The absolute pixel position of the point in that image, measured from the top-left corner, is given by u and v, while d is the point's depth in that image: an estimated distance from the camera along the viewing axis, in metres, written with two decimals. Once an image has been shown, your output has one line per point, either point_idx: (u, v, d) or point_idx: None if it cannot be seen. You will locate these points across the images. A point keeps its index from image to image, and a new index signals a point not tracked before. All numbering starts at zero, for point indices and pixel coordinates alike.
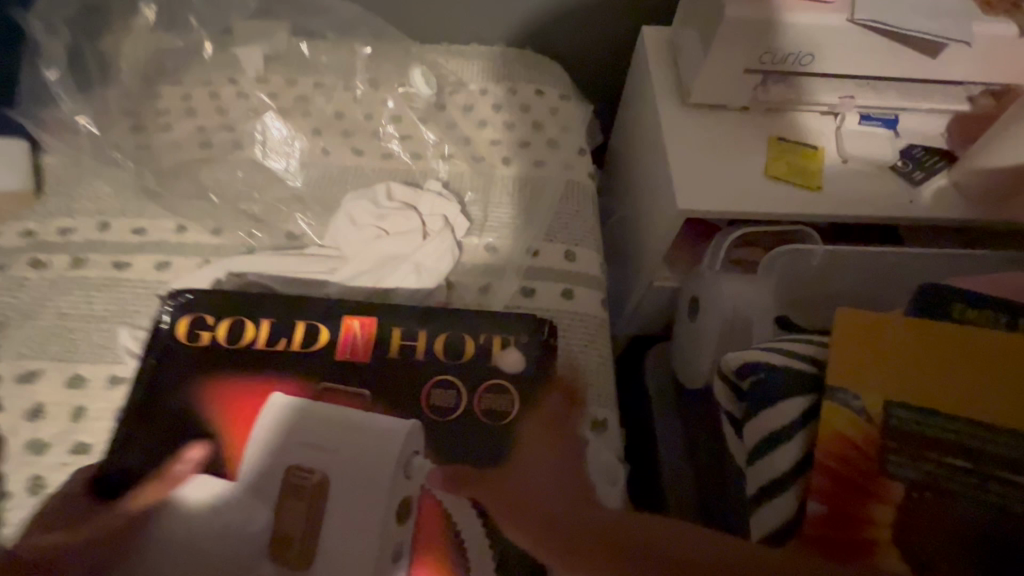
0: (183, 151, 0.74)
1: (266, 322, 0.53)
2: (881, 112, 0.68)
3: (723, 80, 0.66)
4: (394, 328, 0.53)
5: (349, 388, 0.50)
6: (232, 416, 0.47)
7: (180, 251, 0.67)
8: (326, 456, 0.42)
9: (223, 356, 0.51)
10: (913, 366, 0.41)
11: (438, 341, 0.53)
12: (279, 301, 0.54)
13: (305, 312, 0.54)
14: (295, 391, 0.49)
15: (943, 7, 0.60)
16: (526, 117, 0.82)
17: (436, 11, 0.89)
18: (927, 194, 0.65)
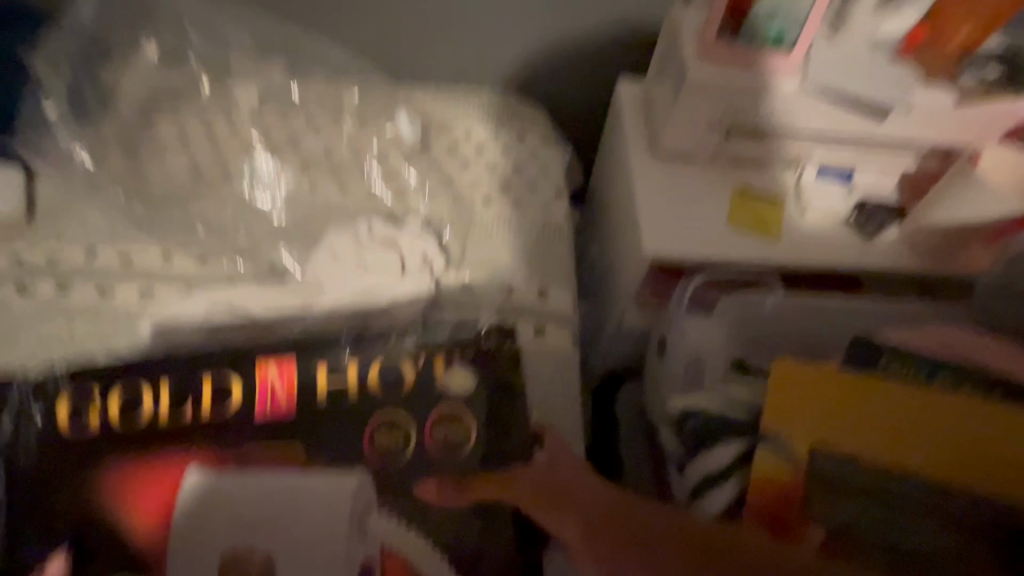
0: (174, 182, 0.77)
1: (199, 388, 0.58)
2: (840, 166, 0.71)
3: (689, 134, 0.71)
4: (318, 364, 0.60)
5: (275, 442, 0.57)
6: (144, 498, 0.53)
7: (164, 279, 0.69)
8: (271, 527, 0.49)
9: (129, 440, 0.56)
10: (844, 417, 0.48)
11: (371, 375, 0.60)
12: (215, 362, 0.60)
13: (241, 369, 0.59)
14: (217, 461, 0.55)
15: (888, 76, 0.65)
16: (507, 159, 0.86)
17: (425, 55, 0.93)
18: (876, 246, 0.69)
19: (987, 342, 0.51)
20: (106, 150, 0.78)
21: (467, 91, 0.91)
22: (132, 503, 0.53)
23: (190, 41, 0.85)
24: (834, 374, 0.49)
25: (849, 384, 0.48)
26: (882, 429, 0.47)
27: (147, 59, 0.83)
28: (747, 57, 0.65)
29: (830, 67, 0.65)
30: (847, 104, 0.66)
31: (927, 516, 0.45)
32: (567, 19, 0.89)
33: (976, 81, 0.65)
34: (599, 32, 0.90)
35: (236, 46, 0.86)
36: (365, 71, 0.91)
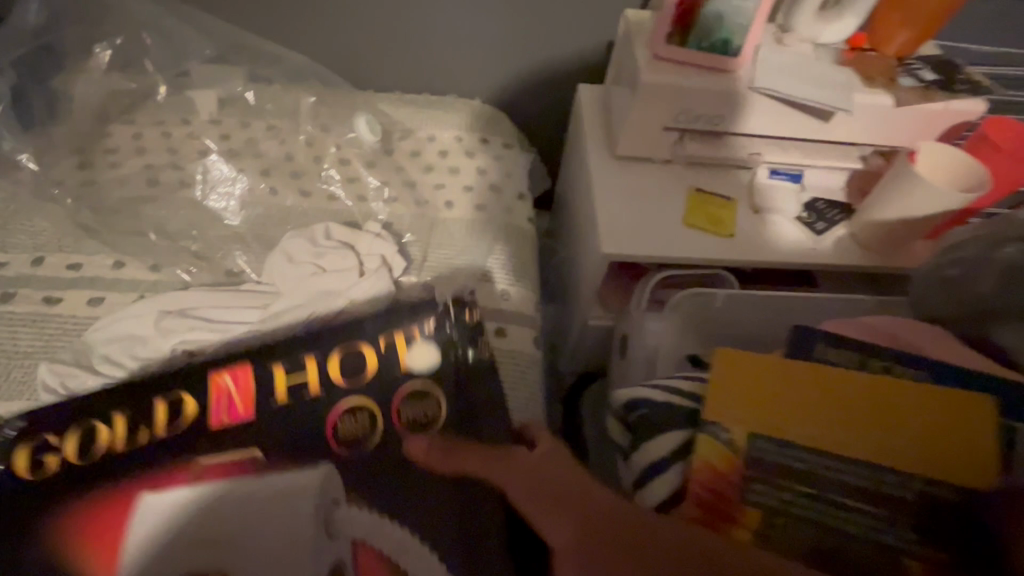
0: (127, 188, 0.76)
1: (148, 408, 0.50)
2: (790, 168, 0.74)
3: (644, 136, 0.72)
4: (274, 366, 0.52)
5: (234, 454, 0.49)
6: (99, 549, 0.45)
7: (114, 286, 0.68)
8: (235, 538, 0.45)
9: (69, 489, 0.47)
10: (787, 404, 0.45)
11: (334, 364, 0.53)
12: (165, 376, 0.52)
13: (193, 377, 0.52)
14: (179, 483, 0.47)
15: (830, 79, 0.67)
16: (469, 164, 0.87)
17: (387, 63, 0.95)
18: (828, 242, 0.71)
19: (922, 329, 0.52)
20: (56, 156, 0.76)
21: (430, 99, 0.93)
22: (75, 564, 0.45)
23: (146, 47, 0.84)
24: (776, 361, 0.47)
25: (792, 372, 0.46)
26: (828, 416, 0.45)
27: (101, 64, 0.82)
28: (696, 60, 0.66)
29: (776, 70, 0.67)
30: (795, 104, 0.67)
31: (870, 504, 0.42)
32: (527, 27, 0.91)
33: (912, 84, 0.68)
34: (558, 40, 0.92)
35: (194, 53, 0.86)
36: (327, 78, 0.91)
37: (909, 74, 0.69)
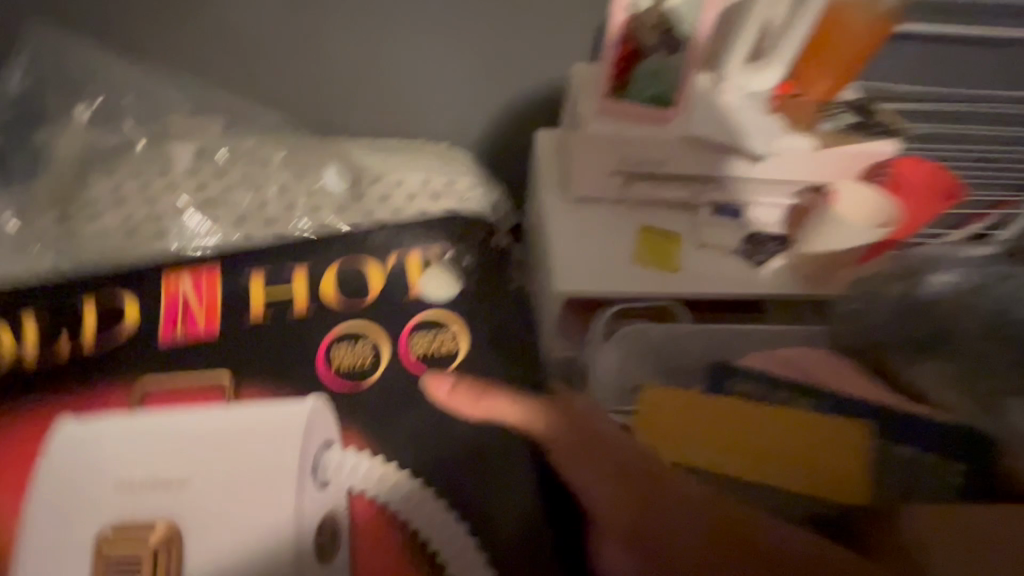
0: (105, 240, 0.79)
1: (127, 307, 0.74)
2: (731, 204, 0.78)
3: (593, 180, 0.78)
4: (253, 277, 0.75)
5: (204, 379, 0.68)
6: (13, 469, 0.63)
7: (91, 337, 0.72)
8: (220, 450, 0.56)
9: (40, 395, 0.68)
10: (707, 428, 0.59)
11: (337, 279, 0.75)
12: (118, 286, 0.75)
13: (151, 290, 0.74)
14: (122, 399, 0.68)
15: (756, 125, 0.74)
16: (436, 206, 0.91)
17: (358, 113, 1.00)
18: (765, 274, 0.77)
19: (829, 359, 0.64)
20: (35, 211, 0.81)
21: (398, 145, 0.98)
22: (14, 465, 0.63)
23: (124, 105, 0.88)
24: (698, 399, 0.60)
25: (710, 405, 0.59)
26: (739, 438, 0.58)
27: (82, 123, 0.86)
28: (632, 112, 0.72)
29: (708, 118, 0.73)
30: (724, 148, 0.73)
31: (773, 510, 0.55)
32: (488, 76, 0.96)
33: (829, 128, 0.76)
34: (517, 88, 0.98)
35: (171, 109, 0.90)
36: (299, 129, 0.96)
37: (828, 119, 0.77)
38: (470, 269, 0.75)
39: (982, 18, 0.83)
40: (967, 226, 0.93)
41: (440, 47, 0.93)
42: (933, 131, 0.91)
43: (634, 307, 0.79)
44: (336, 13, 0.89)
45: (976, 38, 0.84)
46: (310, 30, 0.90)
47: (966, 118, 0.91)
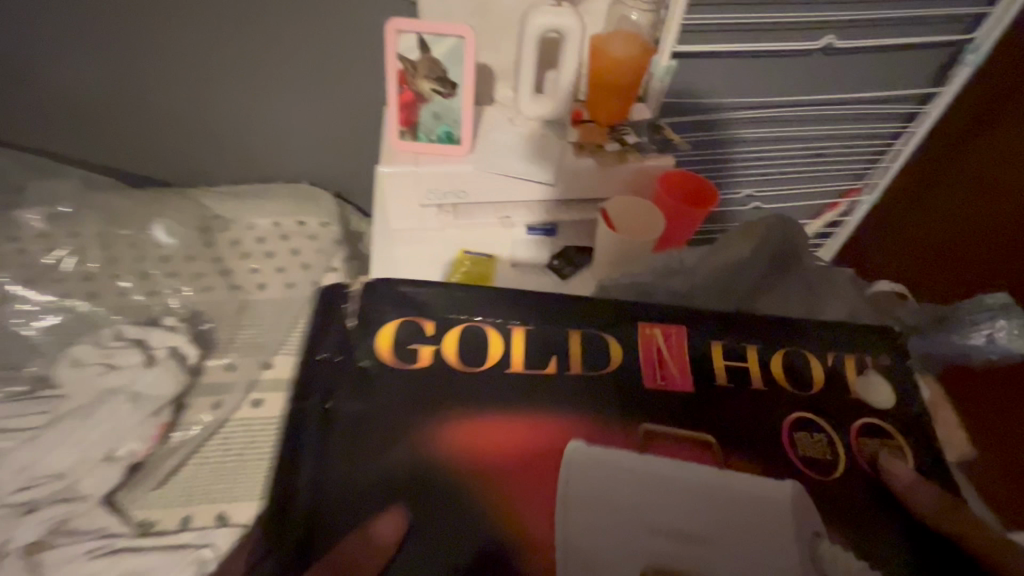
0: None
1: (396, 324, 0.53)
2: (542, 223, 0.86)
3: (408, 214, 0.83)
4: (523, 328, 0.54)
5: (690, 433, 0.48)
6: (496, 469, 0.44)
7: None
8: (682, 528, 0.41)
9: (444, 407, 0.47)
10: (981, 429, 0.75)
11: (578, 348, 0.54)
12: (396, 294, 0.55)
13: (436, 320, 0.54)
14: (613, 440, 0.47)
15: (540, 151, 0.82)
16: (283, 246, 0.97)
17: (223, 162, 1.07)
18: (572, 283, 0.82)
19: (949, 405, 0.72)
20: None
21: (264, 192, 1.03)
22: (476, 469, 0.44)
23: (23, 199, 0.94)
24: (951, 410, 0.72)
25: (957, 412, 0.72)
26: None
27: None
28: (426, 149, 0.79)
29: (495, 153, 0.81)
30: (513, 176, 0.81)
31: None
32: (328, 118, 1.01)
33: (616, 148, 0.83)
34: (359, 122, 1.02)
35: (63, 196, 0.95)
36: (163, 198, 0.97)
37: (616, 138, 0.84)
38: (850, 341, 0.56)
39: (728, 34, 0.99)
40: (824, 215, 1.32)
41: (273, 97, 0.98)
42: (694, 139, 1.13)
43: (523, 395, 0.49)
44: (163, 71, 0.94)
45: (716, 56, 1.02)
46: (143, 92, 0.96)
47: (721, 128, 1.13)
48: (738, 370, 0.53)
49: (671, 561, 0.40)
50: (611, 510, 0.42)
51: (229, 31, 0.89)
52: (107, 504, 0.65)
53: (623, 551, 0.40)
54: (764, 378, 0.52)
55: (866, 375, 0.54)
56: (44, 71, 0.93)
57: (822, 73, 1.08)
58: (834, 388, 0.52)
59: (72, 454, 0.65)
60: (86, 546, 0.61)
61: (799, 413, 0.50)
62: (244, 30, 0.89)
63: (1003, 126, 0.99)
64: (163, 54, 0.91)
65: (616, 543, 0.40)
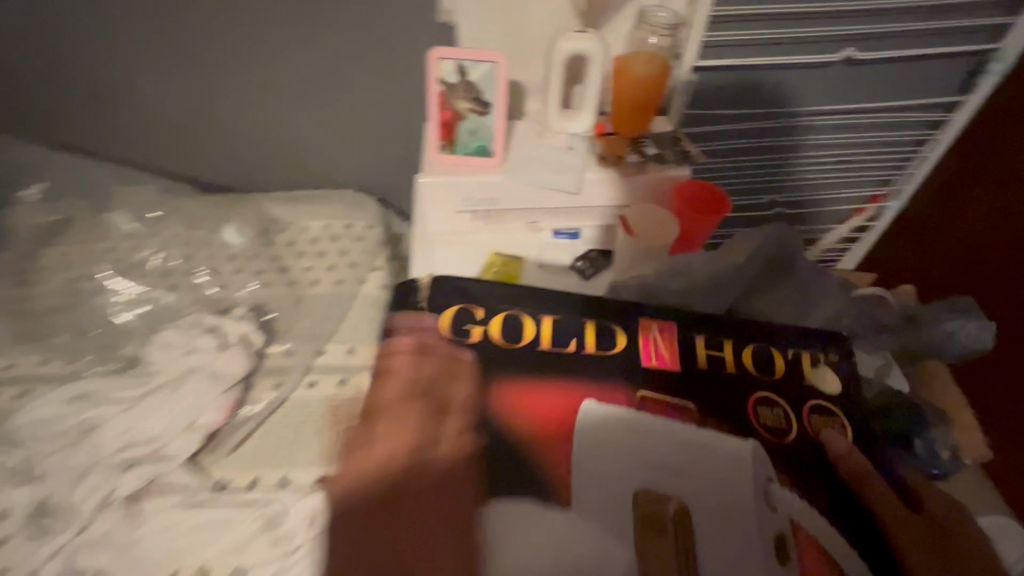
0: (73, 312, 0.96)
1: (452, 309, 0.69)
2: (568, 228, 0.94)
3: (445, 218, 0.92)
4: (548, 318, 0.69)
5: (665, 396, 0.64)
6: (531, 410, 0.61)
7: (38, 408, 0.80)
8: (658, 454, 0.58)
9: (499, 369, 0.64)
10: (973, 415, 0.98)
11: (592, 336, 0.68)
12: (455, 290, 0.71)
13: (483, 309, 0.70)
14: (617, 397, 0.63)
15: (566, 163, 0.90)
16: (335, 246, 1.08)
17: (279, 170, 1.19)
18: (594, 284, 0.90)
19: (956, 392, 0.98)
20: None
21: (318, 199, 1.15)
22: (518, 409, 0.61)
23: (114, 204, 1.09)
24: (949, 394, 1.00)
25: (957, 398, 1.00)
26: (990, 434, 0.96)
27: (81, 220, 1.07)
28: (463, 161, 0.88)
29: (525, 164, 0.89)
30: (540, 185, 0.89)
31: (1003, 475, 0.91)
32: (375, 131, 1.12)
33: (636, 160, 0.90)
34: (402, 135, 1.12)
35: (147, 203, 1.10)
36: (231, 205, 1.11)
37: (637, 150, 0.91)
38: (810, 342, 0.72)
39: (749, 48, 1.04)
40: (851, 220, 1.35)
41: (326, 112, 1.09)
42: (719, 147, 1.17)
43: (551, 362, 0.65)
44: (233, 91, 1.06)
45: (737, 70, 1.06)
46: (213, 108, 1.08)
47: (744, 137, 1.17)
48: (717, 357, 0.68)
49: (647, 472, 0.57)
50: (610, 439, 0.59)
51: (291, 53, 1.00)
52: (191, 466, 0.77)
53: (624, 477, 0.56)
54: (737, 365, 0.68)
55: (817, 367, 0.70)
56: (131, 91, 1.07)
57: (843, 84, 1.12)
58: (793, 376, 0.68)
59: (158, 420, 0.77)
60: (174, 499, 0.72)
61: (765, 393, 0.66)
62: (305, 53, 1.00)
63: (1002, 143, 1.05)
64: (234, 74, 1.03)
65: (609, 458, 0.57)
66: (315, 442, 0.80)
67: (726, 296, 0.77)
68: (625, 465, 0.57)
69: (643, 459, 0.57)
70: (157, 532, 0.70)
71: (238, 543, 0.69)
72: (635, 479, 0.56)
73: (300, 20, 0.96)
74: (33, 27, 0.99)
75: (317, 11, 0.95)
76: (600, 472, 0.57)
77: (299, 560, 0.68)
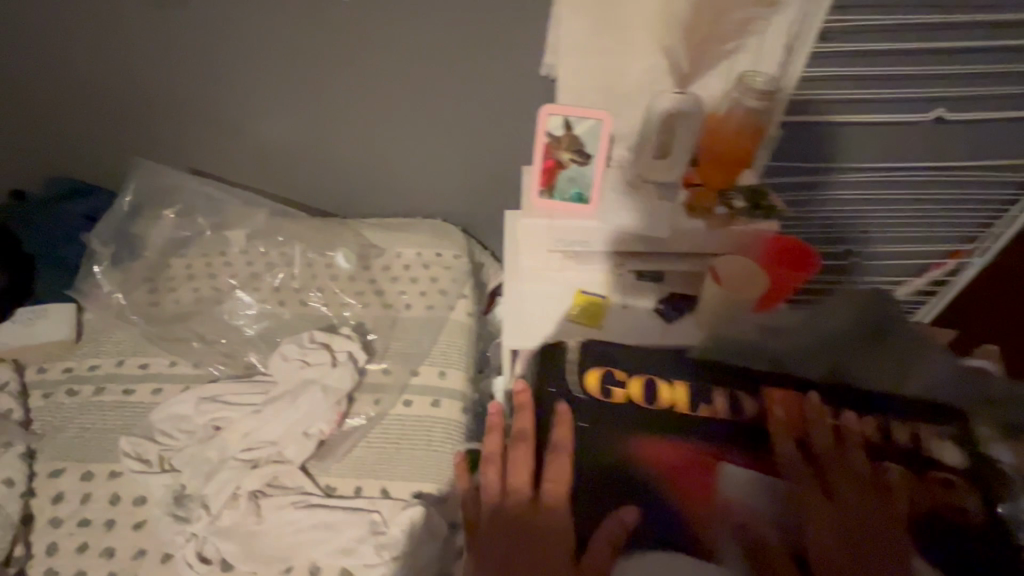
0: (198, 317, 1.08)
1: (593, 371, 0.75)
2: (651, 272, 0.99)
3: (538, 256, 0.99)
4: (679, 383, 0.74)
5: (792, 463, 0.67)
6: (664, 465, 0.66)
7: (172, 405, 0.90)
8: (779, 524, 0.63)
9: (631, 425, 0.70)
10: None
11: (722, 402, 0.72)
12: (590, 351, 0.77)
13: (615, 369, 0.75)
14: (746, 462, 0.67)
15: (658, 214, 0.95)
16: (426, 272, 1.17)
17: (376, 202, 1.29)
18: (677, 329, 0.95)
19: None
20: (132, 288, 1.12)
21: (411, 226, 1.24)
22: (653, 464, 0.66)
23: (232, 223, 1.21)
24: None
25: None
26: None
27: (206, 236, 1.20)
28: (559, 207, 0.95)
29: (618, 211, 0.94)
30: (626, 232, 0.94)
31: None
32: (469, 169, 1.22)
33: (724, 212, 0.94)
34: (493, 173, 1.22)
35: (260, 223, 1.21)
36: (334, 227, 1.20)
37: (724, 203, 0.96)
38: (933, 416, 0.72)
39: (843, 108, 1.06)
40: (928, 274, 1.33)
41: (427, 150, 1.19)
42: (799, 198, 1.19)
43: (679, 424, 0.70)
44: (347, 128, 1.16)
45: (827, 123, 1.07)
46: (327, 142, 1.18)
47: (827, 191, 1.18)
48: (837, 429, 0.70)
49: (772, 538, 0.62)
50: (736, 502, 0.64)
51: (405, 98, 1.11)
52: (303, 471, 0.84)
53: (750, 538, 0.61)
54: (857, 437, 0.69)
55: (941, 443, 0.70)
56: (255, 124, 1.16)
57: (936, 141, 1.11)
58: (919, 454, 0.69)
59: (277, 425, 0.85)
60: (290, 499, 0.80)
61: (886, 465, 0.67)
62: (419, 98, 1.11)
63: None
64: (351, 114, 1.14)
65: (735, 521, 0.63)
66: (410, 457, 0.88)
67: (831, 359, 0.79)
68: (749, 526, 0.62)
69: (765, 522, 0.63)
70: (277, 528, 0.77)
71: (346, 545, 0.76)
72: (757, 539, 0.61)
73: (419, 69, 1.07)
74: (176, 67, 1.09)
75: (435, 62, 1.06)
76: (725, 532, 0.62)
77: (401, 566, 0.74)
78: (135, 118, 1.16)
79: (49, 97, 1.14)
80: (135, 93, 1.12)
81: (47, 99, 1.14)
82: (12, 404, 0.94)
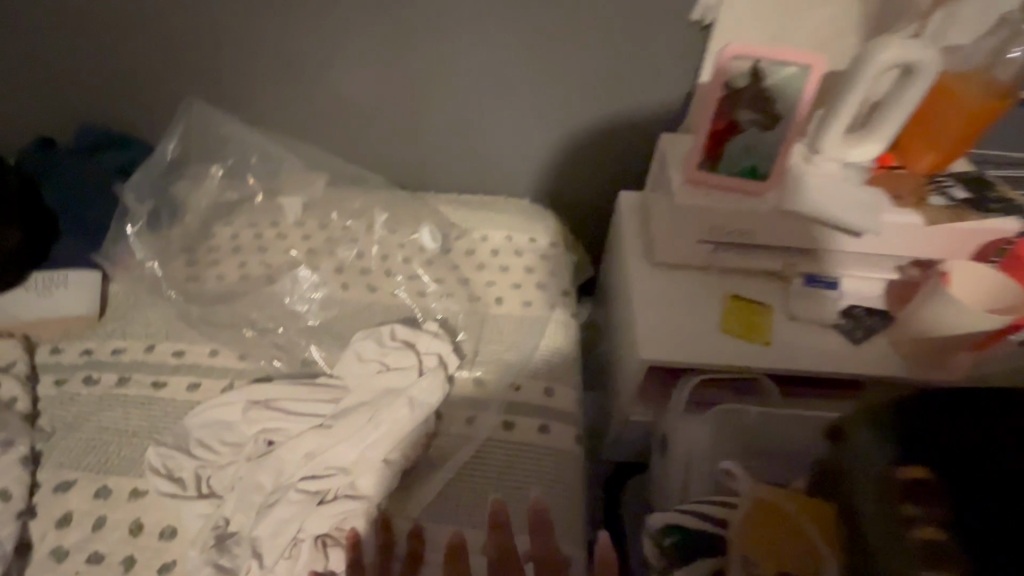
0: (244, 296, 0.89)
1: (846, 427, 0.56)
2: (828, 277, 0.77)
3: (682, 247, 0.77)
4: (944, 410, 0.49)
5: None
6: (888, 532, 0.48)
7: (215, 408, 0.70)
8: None
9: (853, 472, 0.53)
10: None
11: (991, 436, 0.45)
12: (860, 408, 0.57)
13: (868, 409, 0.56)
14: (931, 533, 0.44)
15: (857, 200, 0.72)
16: (520, 261, 0.95)
17: (453, 177, 1.08)
18: (867, 351, 0.73)
19: None
20: (170, 257, 0.92)
21: (498, 206, 1.03)
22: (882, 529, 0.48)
23: (288, 187, 1.01)
24: None
25: None
26: None
27: (255, 202, 1.01)
28: (723, 184, 0.73)
29: (806, 193, 0.71)
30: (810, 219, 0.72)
31: None
32: (576, 141, 1.01)
33: (942, 203, 0.72)
34: (604, 148, 1.01)
35: (320, 190, 1.01)
36: (410, 203, 1.01)
37: (941, 192, 0.73)
38: None
39: None
40: None
41: (529, 113, 0.97)
42: None
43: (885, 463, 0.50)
44: (437, 81, 0.95)
45: None
46: (410, 96, 0.97)
47: None
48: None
49: None
50: None
51: (512, 49, 0.91)
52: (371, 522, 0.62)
53: None
54: None
55: None
56: (327, 71, 0.96)
57: None
58: None
59: (352, 447, 0.65)
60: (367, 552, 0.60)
61: None
62: (530, 49, 0.90)
63: None
64: (444, 65, 0.93)
65: None
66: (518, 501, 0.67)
67: None
68: None
69: None
70: None
71: None
72: None
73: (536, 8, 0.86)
74: None
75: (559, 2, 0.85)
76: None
77: None
78: (184, 54, 0.96)
79: (85, 23, 0.94)
80: (189, 25, 0.93)
81: (82, 25, 0.95)
82: (17, 392, 0.75)
